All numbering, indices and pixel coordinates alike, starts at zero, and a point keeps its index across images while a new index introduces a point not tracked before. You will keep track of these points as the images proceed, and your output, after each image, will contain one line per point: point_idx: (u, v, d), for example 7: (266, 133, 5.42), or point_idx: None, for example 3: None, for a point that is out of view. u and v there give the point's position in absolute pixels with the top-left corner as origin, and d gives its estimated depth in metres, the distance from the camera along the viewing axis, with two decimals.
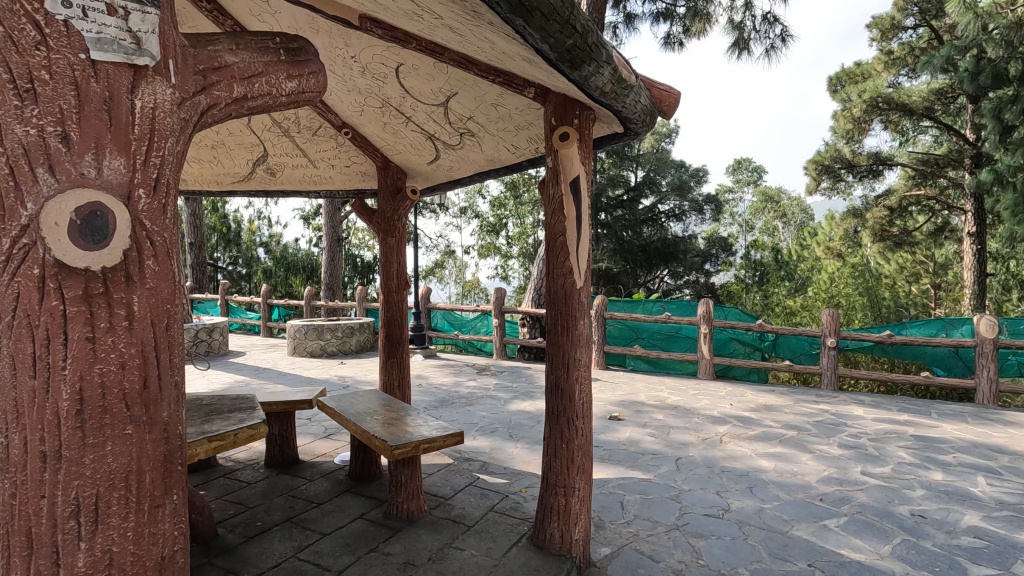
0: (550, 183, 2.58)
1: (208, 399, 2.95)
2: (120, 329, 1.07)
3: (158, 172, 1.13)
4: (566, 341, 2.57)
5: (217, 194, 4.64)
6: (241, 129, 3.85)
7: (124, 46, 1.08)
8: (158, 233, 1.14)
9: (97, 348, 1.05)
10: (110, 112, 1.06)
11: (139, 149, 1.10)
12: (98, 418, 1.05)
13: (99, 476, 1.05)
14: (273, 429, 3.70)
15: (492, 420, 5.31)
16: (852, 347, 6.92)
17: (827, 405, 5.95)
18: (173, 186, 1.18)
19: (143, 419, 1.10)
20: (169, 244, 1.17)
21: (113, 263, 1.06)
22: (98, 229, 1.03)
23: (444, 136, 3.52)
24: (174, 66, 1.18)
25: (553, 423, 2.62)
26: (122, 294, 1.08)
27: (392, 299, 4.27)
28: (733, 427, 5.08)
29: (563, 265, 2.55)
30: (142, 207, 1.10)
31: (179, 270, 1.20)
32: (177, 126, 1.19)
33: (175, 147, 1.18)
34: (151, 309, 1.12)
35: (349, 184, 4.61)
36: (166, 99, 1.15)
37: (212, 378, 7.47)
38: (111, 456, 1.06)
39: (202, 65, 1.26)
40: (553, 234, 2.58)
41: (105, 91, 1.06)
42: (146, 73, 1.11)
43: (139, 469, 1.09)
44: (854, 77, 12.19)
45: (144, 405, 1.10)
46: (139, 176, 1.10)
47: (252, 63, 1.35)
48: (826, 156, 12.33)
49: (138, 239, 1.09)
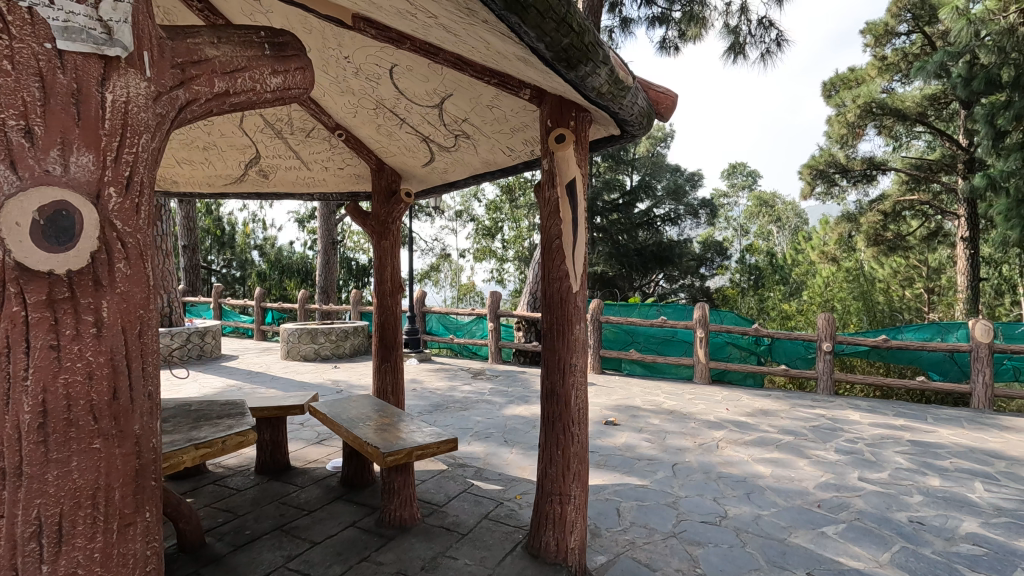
0: (545, 186, 2.55)
1: (197, 404, 2.89)
2: (87, 336, 1.03)
3: (131, 170, 1.09)
4: (562, 345, 2.53)
5: (209, 197, 4.58)
6: (233, 130, 3.80)
7: (93, 36, 1.03)
8: (130, 234, 1.09)
9: (63, 357, 1.00)
10: (78, 107, 1.02)
11: (109, 145, 1.06)
12: (63, 431, 1.00)
13: (63, 494, 1.00)
14: (264, 435, 3.64)
15: (487, 425, 5.26)
16: (848, 351, 6.91)
17: (823, 410, 5.93)
18: (147, 185, 1.14)
19: (113, 433, 1.06)
20: (144, 247, 1.12)
21: (79, 266, 1.02)
22: (64, 230, 0.99)
23: (439, 138, 3.48)
24: (149, 58, 1.13)
25: (549, 428, 2.57)
26: (89, 299, 1.03)
27: (386, 303, 4.23)
28: (729, 432, 5.05)
29: (559, 269, 2.51)
30: (112, 207, 1.06)
31: (153, 274, 1.15)
32: (152, 122, 1.15)
33: (149, 144, 1.14)
34: (122, 316, 1.08)
35: (343, 186, 4.56)
36: (140, 92, 1.11)
37: (203, 382, 7.39)
38: (76, 473, 1.01)
39: (181, 58, 1.21)
40: (549, 238, 2.54)
41: (73, 83, 1.02)
42: (118, 64, 1.07)
43: (107, 486, 1.05)
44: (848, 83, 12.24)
45: (113, 417, 1.06)
46: (110, 174, 1.06)
47: (234, 58, 1.31)
48: (820, 160, 12.38)
49: (107, 241, 1.05)
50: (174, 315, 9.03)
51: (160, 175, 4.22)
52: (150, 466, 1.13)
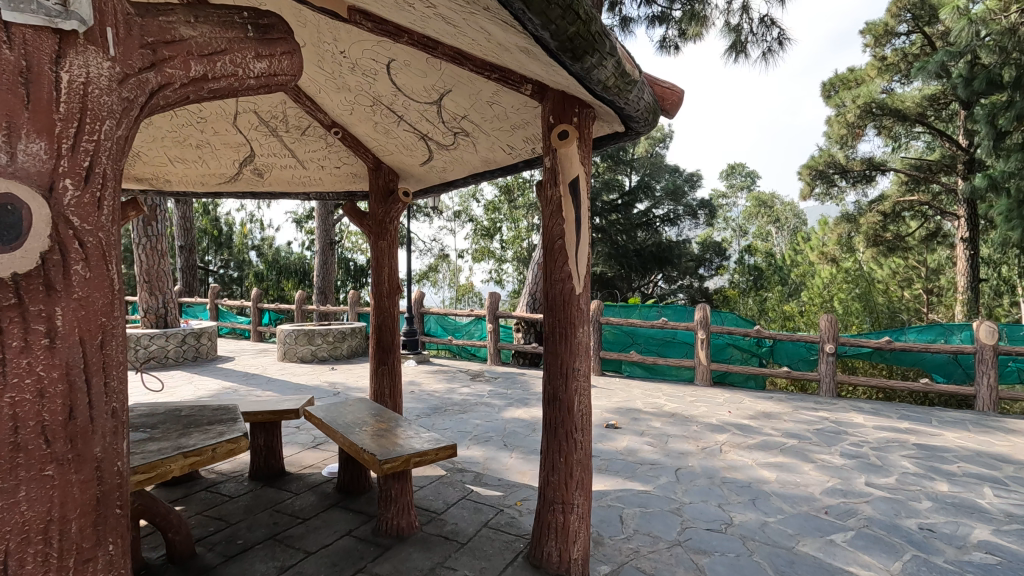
0: (547, 184, 2.46)
1: (188, 410, 2.80)
2: (38, 349, 0.95)
3: (90, 160, 1.03)
4: (565, 349, 2.45)
5: (203, 196, 4.49)
6: (227, 127, 3.72)
7: (45, 6, 0.95)
8: (89, 232, 1.03)
9: (8, 371, 0.92)
10: (27, 86, 0.94)
11: (64, 132, 0.99)
12: (9, 456, 0.92)
13: (10, 530, 0.92)
14: (258, 440, 3.56)
15: (487, 428, 5.17)
16: (851, 353, 6.84)
17: (827, 413, 5.86)
18: (108, 177, 1.07)
19: (69, 457, 0.99)
20: (106, 246, 1.06)
21: (26, 268, 0.94)
22: (9, 227, 0.91)
23: (437, 135, 3.40)
24: (113, 36, 1.07)
25: (551, 435, 2.49)
26: (40, 307, 0.96)
27: (383, 305, 4.14)
28: (733, 436, 4.97)
29: (561, 270, 2.43)
30: (68, 201, 0.99)
31: (118, 276, 1.08)
32: (117, 108, 1.09)
33: (115, 131, 1.08)
34: (79, 324, 1.01)
35: (340, 185, 4.47)
36: (102, 73, 1.05)
37: (199, 384, 7.30)
38: (24, 505, 0.94)
39: (152, 38, 1.16)
40: (551, 238, 2.45)
41: (21, 60, 0.94)
42: (75, 40, 1.00)
43: (61, 518, 0.97)
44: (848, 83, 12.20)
45: (69, 439, 0.99)
46: (65, 164, 0.99)
47: (213, 39, 1.27)
48: (820, 161, 12.33)
49: (62, 239, 0.98)
50: (170, 317, 8.94)
51: (153, 173, 4.14)
52: (115, 490, 1.07)
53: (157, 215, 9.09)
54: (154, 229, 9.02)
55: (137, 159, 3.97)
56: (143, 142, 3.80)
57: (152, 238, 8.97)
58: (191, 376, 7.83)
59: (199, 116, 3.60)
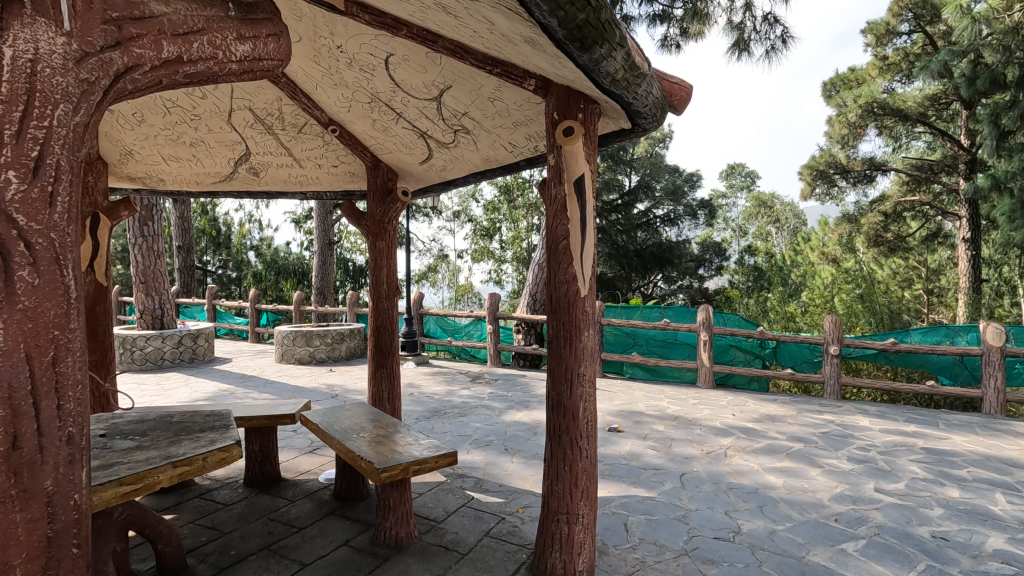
0: (552, 182, 2.38)
1: (179, 416, 2.71)
2: None
3: (38, 155, 1.05)
4: (569, 354, 2.36)
5: (198, 195, 4.40)
6: (221, 125, 3.63)
7: None
8: (37, 234, 1.05)
9: None
10: None
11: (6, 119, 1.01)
12: None
13: None
14: (253, 445, 3.47)
15: (487, 432, 5.08)
16: (855, 354, 6.77)
17: (832, 416, 5.77)
18: (57, 173, 1.09)
19: (16, 493, 1.02)
20: (58, 249, 1.09)
21: None
22: None
23: (437, 133, 3.31)
24: (68, 9, 1.10)
25: (555, 442, 2.41)
26: None
27: (382, 307, 4.05)
28: (737, 439, 4.89)
29: (566, 271, 2.35)
30: (12, 198, 1.01)
31: (72, 285, 1.11)
32: (74, 89, 1.12)
33: (70, 116, 1.11)
34: (23, 336, 1.03)
35: (337, 184, 4.37)
36: (58, 49, 1.08)
37: (195, 386, 7.21)
38: None
39: (119, 13, 1.20)
40: (555, 238, 2.37)
41: None
42: (22, 14, 1.03)
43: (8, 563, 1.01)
44: (849, 82, 12.13)
45: (13, 474, 1.02)
46: (8, 157, 1.01)
47: (190, 18, 1.34)
48: (821, 161, 12.23)
49: (7, 239, 1.00)
50: (166, 318, 8.84)
51: (147, 172, 4.04)
52: (71, 530, 1.10)
53: (153, 215, 9.00)
54: (150, 229, 8.94)
55: (130, 157, 3.89)
56: (136, 140, 3.72)
57: (148, 238, 8.89)
58: (187, 378, 7.73)
59: (193, 113, 3.52)
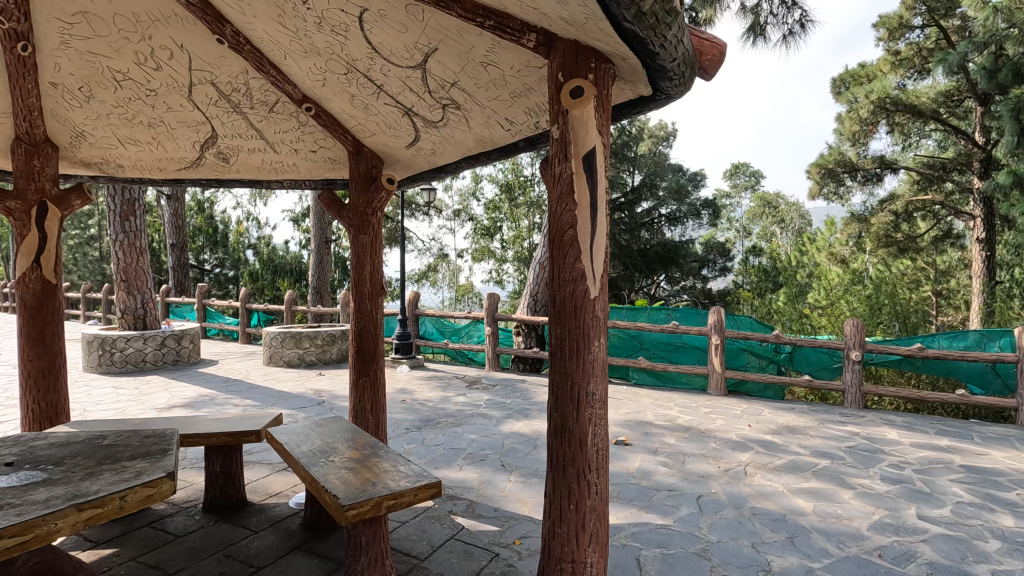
0: (555, 160, 1.94)
1: (112, 438, 2.29)
2: None
3: None
4: (576, 368, 1.94)
5: (164, 184, 3.98)
6: (181, 102, 3.22)
7: None
8: None
9: None
10: None
11: None
12: None
13: None
14: (213, 466, 3.04)
15: (482, 445, 4.64)
16: (878, 360, 6.32)
17: (857, 427, 5.33)
18: None
19: None
20: None
21: None
22: None
23: (424, 109, 2.89)
24: None
25: (559, 475, 1.98)
26: None
27: (364, 308, 3.63)
28: (758, 455, 4.46)
29: (573, 267, 1.93)
30: None
31: None
32: None
33: None
34: None
35: (317, 173, 3.91)
36: None
37: (175, 391, 6.78)
38: None
39: None
40: (560, 228, 1.95)
41: None
42: None
43: None
44: (859, 79, 11.63)
45: None
46: None
47: None
48: (830, 159, 11.72)
49: None
50: (149, 318, 8.39)
51: (102, 157, 3.62)
52: None
53: (136, 209, 8.58)
54: (133, 224, 8.53)
55: (83, 140, 3.45)
56: (86, 119, 3.29)
57: (130, 234, 8.48)
58: (169, 382, 7.30)
59: (148, 88, 3.11)
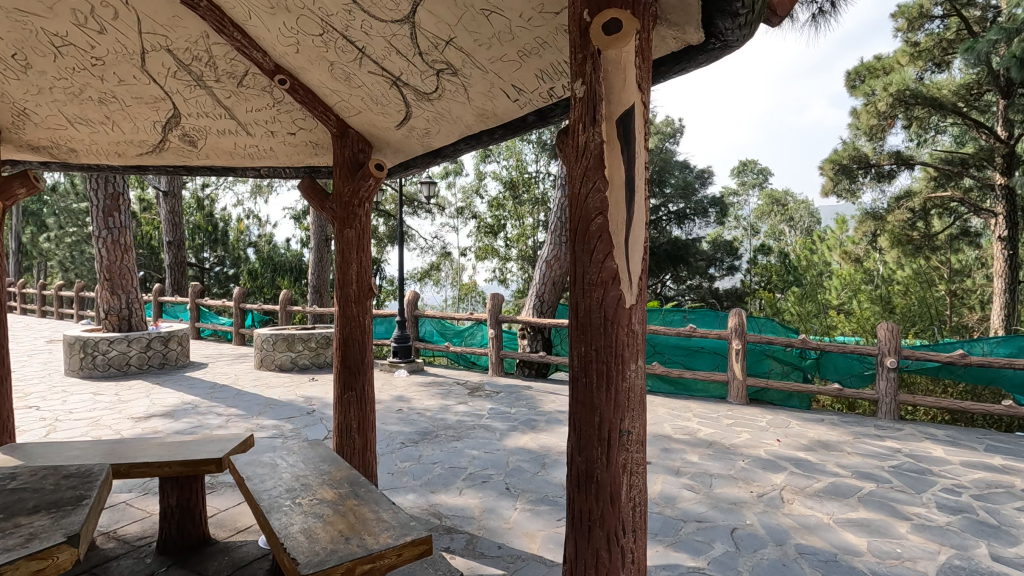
0: (579, 126, 1.48)
1: (22, 479, 1.84)
2: None
3: None
4: (606, 399, 1.48)
5: (125, 172, 3.52)
6: (134, 73, 2.76)
7: None
8: None
9: None
10: None
11: None
12: None
13: None
14: (168, 500, 2.58)
15: (484, 464, 4.17)
16: (913, 368, 5.87)
17: (896, 443, 4.84)
18: None
19: None
20: None
21: None
22: None
23: (415, 77, 2.43)
24: None
25: (581, 535, 1.52)
26: None
27: (349, 313, 3.16)
28: (793, 477, 3.97)
29: (603, 267, 1.47)
30: None
31: None
32: None
33: None
34: None
35: (297, 158, 3.44)
36: None
37: (157, 397, 6.35)
38: None
39: None
40: (586, 214, 1.48)
41: None
42: None
43: None
44: (874, 72, 10.50)
45: None
46: None
47: None
48: (845, 153, 10.35)
49: None
50: (135, 319, 7.97)
51: (51, 139, 3.16)
52: None
53: (120, 204, 8.16)
54: (117, 220, 8.10)
55: (26, 119, 3.00)
56: (25, 94, 2.83)
57: (114, 231, 8.05)
58: (152, 387, 6.88)
59: (93, 56, 2.66)
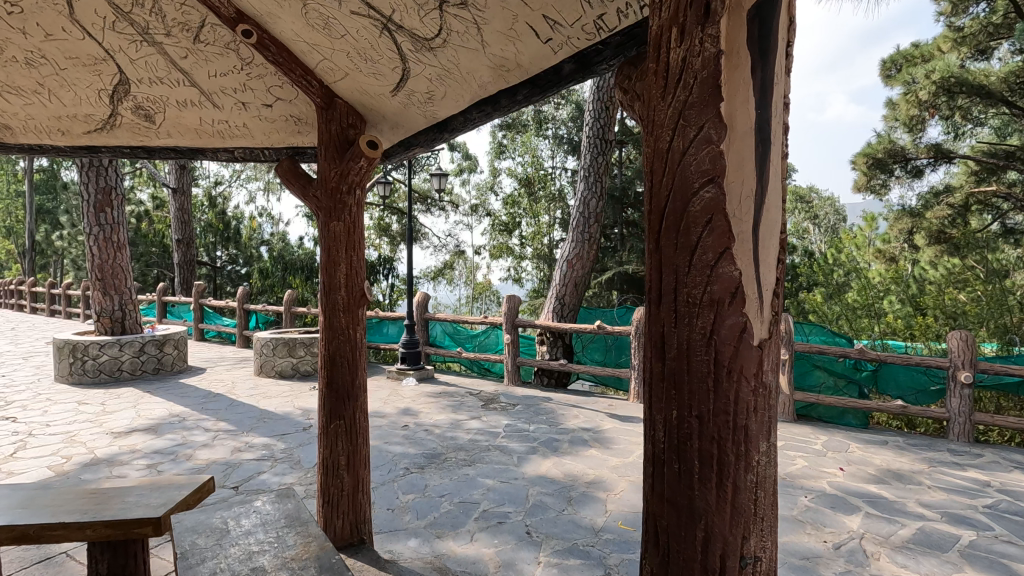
0: (677, 35, 0.89)
1: None
2: None
3: None
4: (716, 500, 0.88)
5: (76, 154, 2.96)
6: (62, 24, 2.20)
7: None
8: None
9: None
10: None
11: None
12: None
13: None
14: (97, 567, 2.04)
15: (500, 499, 3.55)
16: (989, 382, 5.17)
17: (981, 474, 4.15)
18: None
19: None
20: None
21: None
22: None
23: (412, 17, 1.85)
24: None
25: None
26: None
27: (337, 323, 2.57)
28: (870, 521, 3.30)
29: (720, 270, 0.86)
30: None
31: None
32: None
33: None
34: None
35: (279, 138, 2.84)
36: None
37: (145, 407, 5.85)
38: None
39: None
40: (682, 182, 0.88)
41: None
42: None
43: None
44: (911, 61, 8.40)
45: None
46: None
47: None
48: (879, 146, 8.55)
49: None
50: (129, 321, 7.52)
51: None
52: None
53: (112, 199, 7.67)
54: (109, 216, 7.62)
55: None
56: None
57: (106, 228, 7.58)
58: (142, 395, 6.39)
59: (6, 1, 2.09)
